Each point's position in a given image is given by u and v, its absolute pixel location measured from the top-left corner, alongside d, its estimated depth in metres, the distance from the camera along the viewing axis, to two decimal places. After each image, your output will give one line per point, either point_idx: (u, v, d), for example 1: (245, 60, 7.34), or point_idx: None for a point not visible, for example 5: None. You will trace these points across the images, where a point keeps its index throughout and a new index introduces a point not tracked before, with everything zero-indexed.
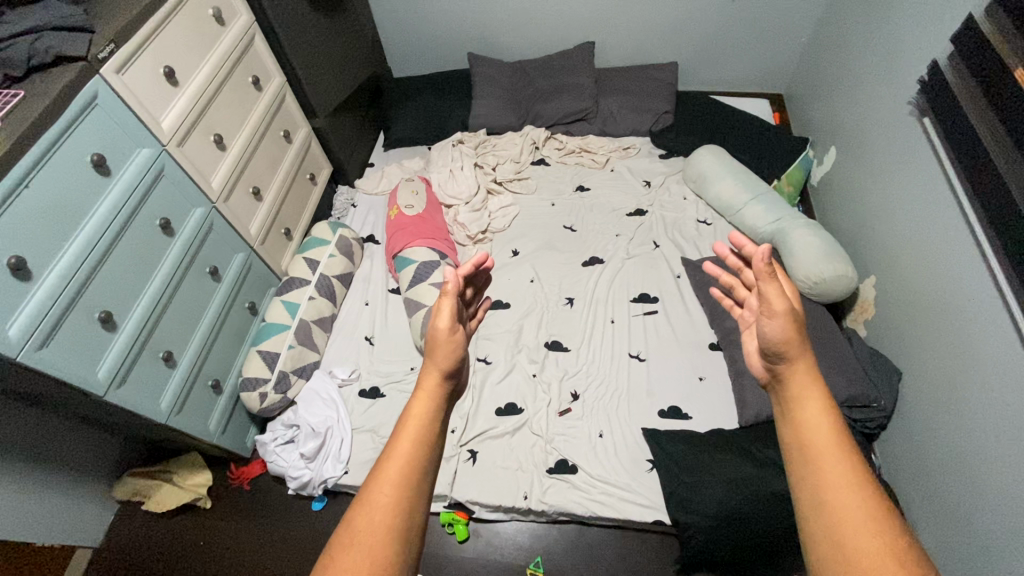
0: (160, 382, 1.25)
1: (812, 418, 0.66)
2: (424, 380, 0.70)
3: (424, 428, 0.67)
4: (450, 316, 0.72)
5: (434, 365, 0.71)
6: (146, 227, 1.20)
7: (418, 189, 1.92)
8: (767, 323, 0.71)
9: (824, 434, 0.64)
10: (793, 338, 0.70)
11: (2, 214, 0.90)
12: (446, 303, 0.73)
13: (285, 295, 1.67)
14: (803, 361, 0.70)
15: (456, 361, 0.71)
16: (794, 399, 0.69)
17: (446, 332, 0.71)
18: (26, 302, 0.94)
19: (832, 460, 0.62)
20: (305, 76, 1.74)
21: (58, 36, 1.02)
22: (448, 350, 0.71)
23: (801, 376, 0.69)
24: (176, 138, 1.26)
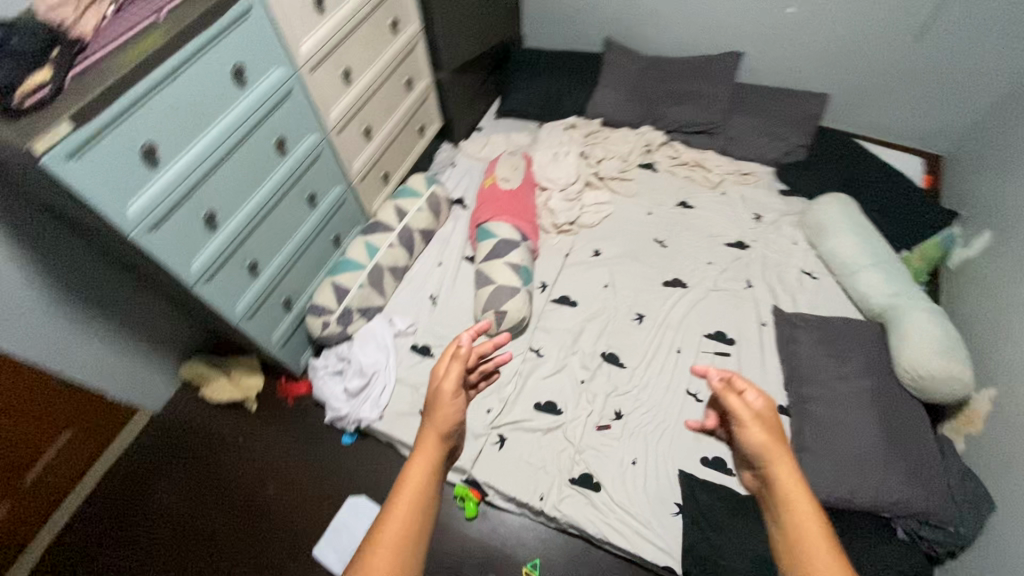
0: (241, 287, 1.33)
1: (811, 538, 0.59)
2: (424, 439, 0.72)
3: (423, 488, 0.67)
4: (457, 378, 0.76)
5: (433, 426, 0.73)
6: (264, 142, 1.26)
7: (519, 164, 1.89)
8: (746, 432, 0.69)
9: (826, 557, 0.57)
10: (774, 447, 0.67)
11: (147, 102, 0.97)
12: (454, 366, 0.77)
13: (369, 236, 1.72)
14: (792, 468, 0.65)
15: (455, 422, 0.74)
16: (785, 518, 0.62)
17: (449, 393, 0.75)
18: (148, 186, 1.02)
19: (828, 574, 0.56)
20: (441, 29, 1.73)
21: None
22: (448, 411, 0.74)
23: (789, 484, 0.64)
24: (309, 65, 1.30)
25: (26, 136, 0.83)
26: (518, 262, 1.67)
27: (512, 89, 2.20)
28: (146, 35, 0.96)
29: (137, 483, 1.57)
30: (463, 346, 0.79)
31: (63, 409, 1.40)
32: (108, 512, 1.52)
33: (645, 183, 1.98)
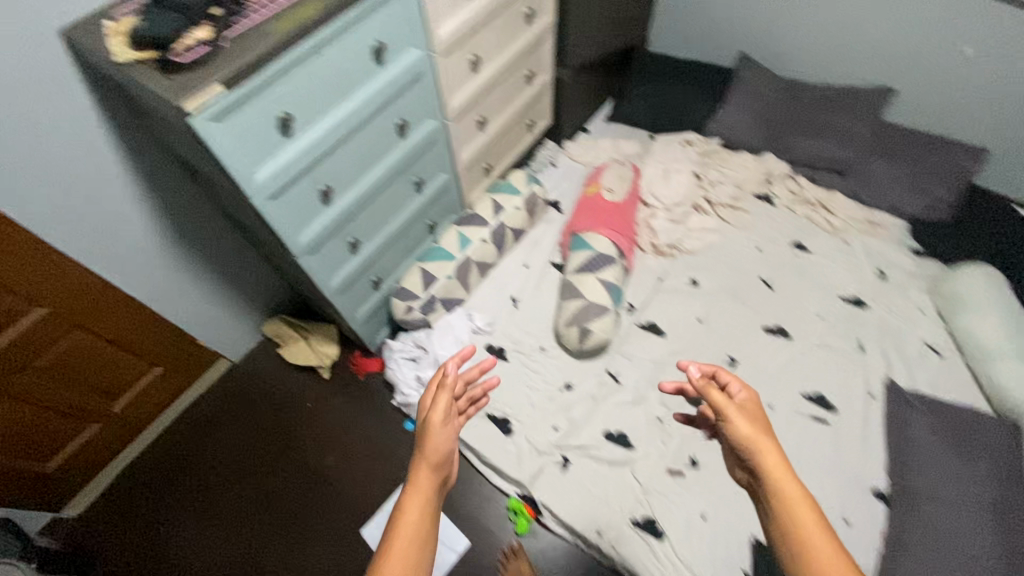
0: (339, 262, 1.33)
1: (799, 511, 0.72)
2: (417, 477, 0.83)
3: (418, 522, 0.79)
4: (444, 409, 0.88)
5: (424, 458, 0.84)
6: (388, 123, 1.23)
7: (626, 176, 1.79)
8: (733, 429, 0.81)
9: (815, 529, 0.71)
10: (756, 438, 0.79)
11: (293, 72, 0.95)
12: (443, 397, 0.89)
13: (462, 227, 1.68)
14: (775, 451, 0.78)
15: (443, 453, 0.85)
16: (776, 498, 0.74)
17: (438, 423, 0.87)
18: (278, 155, 1.02)
19: (810, 528, 0.71)
20: (575, 24, 1.64)
21: None
22: (436, 444, 0.85)
23: (774, 466, 0.76)
24: (443, 50, 1.26)
25: (181, 92, 0.83)
26: (611, 280, 1.57)
27: (628, 93, 2.07)
28: (303, 3, 0.95)
29: (209, 427, 1.64)
30: (450, 373, 0.92)
31: (157, 347, 1.46)
32: (182, 448, 1.61)
33: (759, 216, 1.82)
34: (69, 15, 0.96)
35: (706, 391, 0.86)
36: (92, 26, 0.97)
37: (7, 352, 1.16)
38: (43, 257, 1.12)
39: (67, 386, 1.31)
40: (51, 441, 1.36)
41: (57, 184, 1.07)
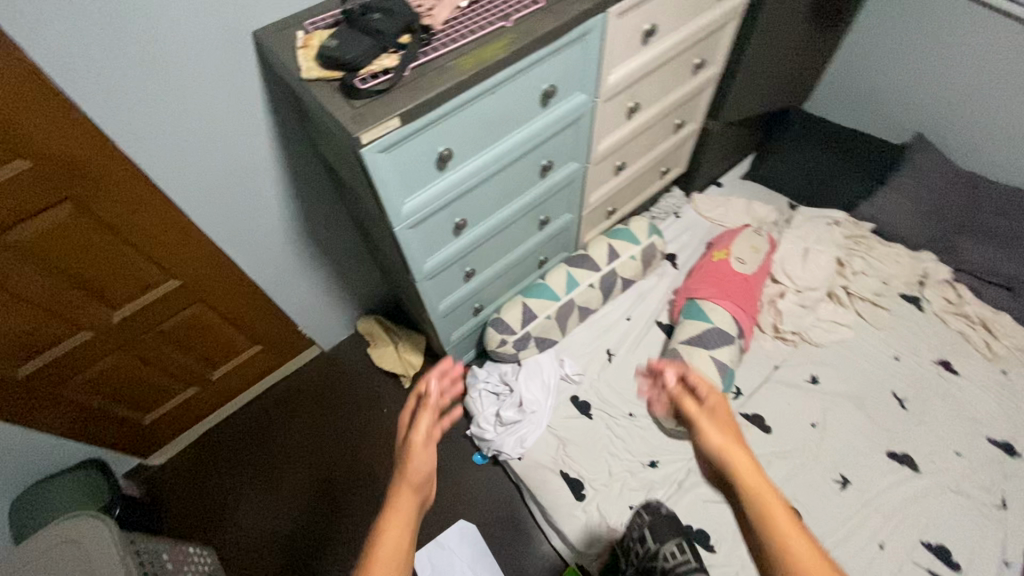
0: (450, 289, 1.31)
1: (782, 524, 0.58)
2: (397, 503, 0.68)
3: (397, 559, 0.63)
4: (427, 424, 0.74)
5: (405, 484, 0.69)
6: (534, 163, 1.18)
7: (762, 249, 1.61)
8: (701, 436, 0.69)
9: (807, 558, 0.56)
10: (729, 443, 0.66)
11: (463, 111, 0.91)
12: (427, 414, 0.75)
13: (573, 268, 1.60)
14: (746, 455, 0.66)
15: (425, 475, 0.70)
16: (752, 508, 0.61)
17: (422, 441, 0.72)
18: (427, 188, 0.99)
19: (805, 565, 0.55)
20: (742, 80, 1.49)
21: None
22: (418, 464, 0.70)
23: (741, 468, 0.64)
24: (607, 97, 1.18)
25: (358, 121, 0.81)
26: (725, 361, 1.45)
27: (772, 153, 1.89)
28: (489, 41, 0.90)
29: (286, 407, 1.68)
30: (430, 397, 0.78)
31: (262, 328, 1.50)
32: (257, 422, 1.66)
33: (903, 322, 1.61)
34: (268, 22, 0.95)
35: (678, 398, 0.76)
36: (282, 33, 0.95)
37: (138, 318, 1.21)
38: (189, 242, 1.16)
39: (179, 352, 1.37)
40: (155, 398, 1.43)
41: (217, 175, 1.09)
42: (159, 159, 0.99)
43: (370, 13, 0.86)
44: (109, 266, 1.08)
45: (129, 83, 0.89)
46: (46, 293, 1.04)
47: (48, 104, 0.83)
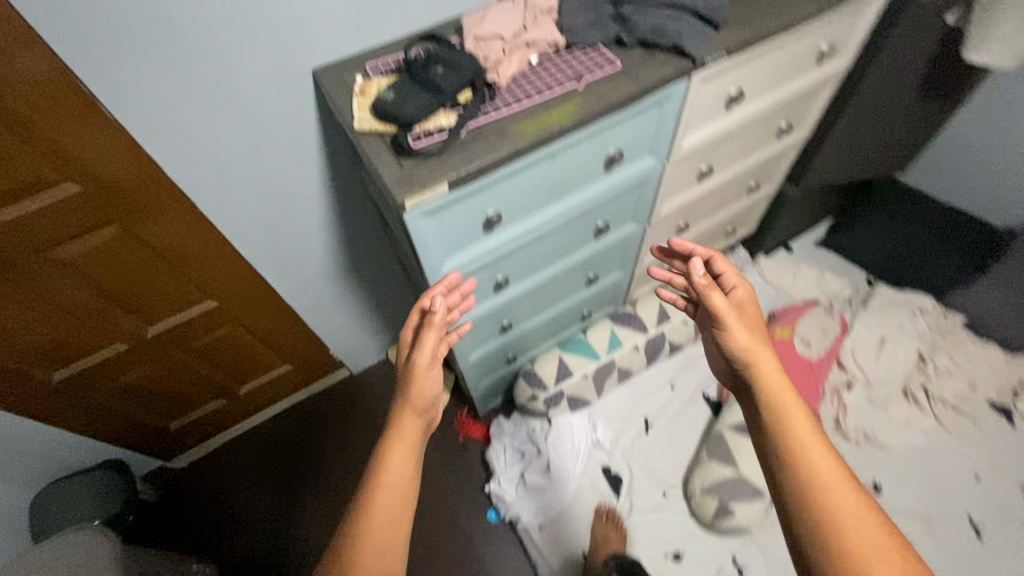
0: (484, 339, 1.23)
1: (799, 421, 0.63)
2: (400, 422, 0.72)
3: (406, 476, 0.68)
4: (431, 347, 0.76)
5: (405, 402, 0.73)
6: (589, 224, 1.09)
7: (832, 333, 1.48)
8: (729, 334, 0.72)
9: (813, 442, 0.62)
10: (755, 345, 0.70)
11: (516, 175, 0.84)
12: (429, 335, 0.77)
13: (618, 326, 1.49)
14: (767, 356, 0.70)
15: (428, 397, 0.74)
16: (773, 407, 0.65)
17: (426, 365, 0.75)
18: (469, 248, 0.92)
19: (817, 451, 0.61)
20: (831, 147, 1.34)
21: (690, 25, 0.85)
22: (425, 382, 0.75)
23: (767, 369, 0.69)
24: (677, 161, 1.08)
25: (404, 181, 0.75)
26: None
27: (853, 223, 1.72)
28: (554, 104, 0.82)
29: (308, 429, 1.64)
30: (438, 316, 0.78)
31: (294, 349, 1.48)
32: (278, 440, 1.63)
33: (995, 436, 1.40)
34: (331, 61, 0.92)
35: (706, 287, 0.75)
36: (342, 72, 0.91)
37: (172, 334, 1.20)
38: (230, 267, 1.14)
39: (210, 367, 1.37)
40: (183, 407, 1.43)
41: (264, 206, 1.06)
42: (207, 189, 0.97)
43: (433, 66, 0.81)
44: (149, 286, 1.07)
45: (185, 116, 0.86)
46: (85, 308, 1.04)
47: (102, 134, 0.82)
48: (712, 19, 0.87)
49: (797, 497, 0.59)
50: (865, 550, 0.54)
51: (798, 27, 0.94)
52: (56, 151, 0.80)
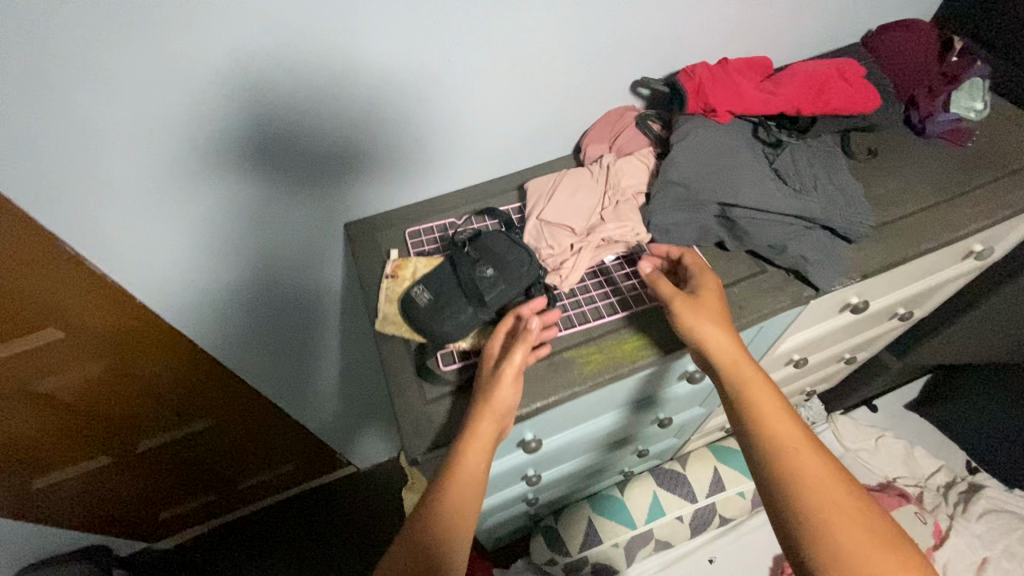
0: (504, 511, 1.05)
1: (766, 408, 0.55)
2: (479, 426, 0.55)
3: (469, 483, 0.53)
4: (520, 361, 0.57)
5: (485, 405, 0.56)
6: (648, 419, 0.90)
7: (924, 545, 1.21)
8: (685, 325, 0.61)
9: (776, 412, 0.55)
10: (707, 326, 0.59)
11: (569, 405, 0.67)
12: (519, 350, 0.57)
13: (662, 490, 1.28)
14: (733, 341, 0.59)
15: (513, 404, 0.57)
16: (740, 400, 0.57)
17: (513, 374, 0.56)
18: (499, 462, 0.75)
19: (777, 420, 0.55)
20: (957, 333, 1.10)
21: (819, 245, 0.66)
22: (508, 394, 0.56)
23: (726, 354, 0.58)
24: (768, 359, 0.88)
25: (420, 429, 0.59)
26: None
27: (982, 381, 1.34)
28: (627, 331, 0.65)
29: (300, 528, 1.49)
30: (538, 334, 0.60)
31: (299, 453, 1.35)
32: (267, 545, 1.47)
33: None
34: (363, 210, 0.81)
35: (656, 283, 0.64)
36: (371, 230, 0.79)
37: (164, 447, 1.09)
38: (233, 390, 1.02)
39: (206, 471, 1.25)
40: (174, 502, 1.32)
41: (272, 337, 0.95)
42: (208, 328, 0.85)
43: (482, 265, 0.64)
44: (142, 409, 0.97)
45: (188, 267, 0.75)
46: (68, 431, 0.93)
47: (87, 288, 0.70)
48: (849, 234, 0.68)
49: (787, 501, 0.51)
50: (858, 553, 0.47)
51: (956, 243, 0.73)
52: (26, 305, 0.68)
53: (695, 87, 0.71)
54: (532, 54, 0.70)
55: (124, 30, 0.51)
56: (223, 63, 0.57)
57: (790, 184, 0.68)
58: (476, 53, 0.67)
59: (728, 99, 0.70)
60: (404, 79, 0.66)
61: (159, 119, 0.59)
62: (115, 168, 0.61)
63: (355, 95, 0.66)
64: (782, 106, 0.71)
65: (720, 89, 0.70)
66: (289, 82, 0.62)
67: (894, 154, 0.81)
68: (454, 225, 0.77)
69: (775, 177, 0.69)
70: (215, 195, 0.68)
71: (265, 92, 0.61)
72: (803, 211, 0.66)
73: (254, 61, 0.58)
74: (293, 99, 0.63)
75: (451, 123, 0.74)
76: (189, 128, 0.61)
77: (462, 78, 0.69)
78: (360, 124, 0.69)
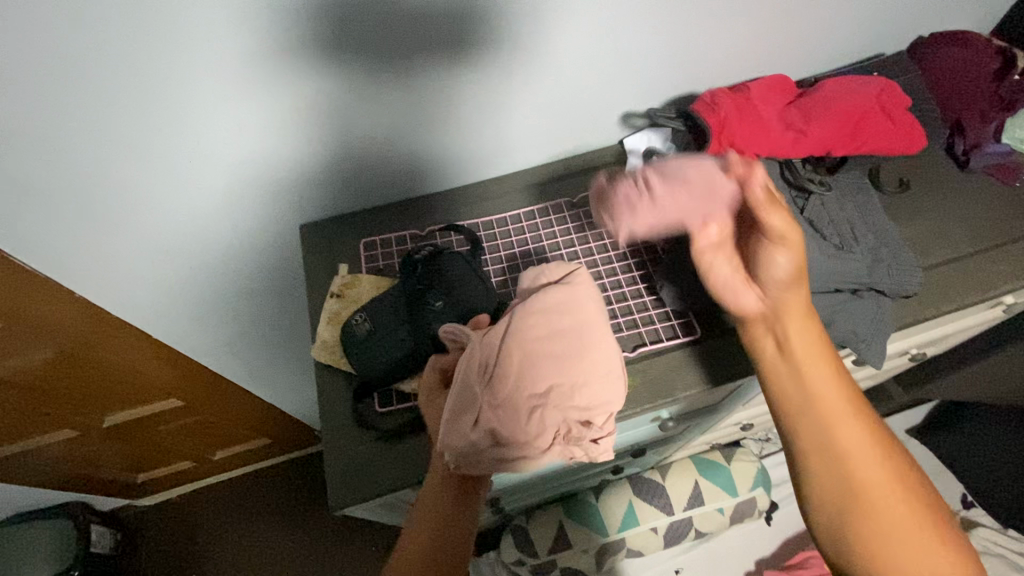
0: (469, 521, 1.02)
1: (838, 409, 0.52)
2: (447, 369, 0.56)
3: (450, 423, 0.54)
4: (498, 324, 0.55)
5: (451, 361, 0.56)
6: (619, 446, 0.85)
7: None
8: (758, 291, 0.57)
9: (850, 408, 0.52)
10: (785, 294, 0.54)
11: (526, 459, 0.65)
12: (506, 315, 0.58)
13: (637, 500, 1.25)
14: (795, 280, 0.53)
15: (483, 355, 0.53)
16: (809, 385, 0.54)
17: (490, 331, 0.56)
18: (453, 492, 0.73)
19: (852, 422, 0.51)
20: (971, 374, 1.01)
21: (858, 312, 0.59)
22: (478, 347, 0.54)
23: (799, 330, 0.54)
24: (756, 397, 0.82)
25: (348, 481, 0.56)
26: None
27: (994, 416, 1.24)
28: None
29: (274, 501, 1.48)
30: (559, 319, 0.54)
31: (274, 430, 1.33)
32: (238, 517, 1.46)
33: None
34: (328, 207, 0.76)
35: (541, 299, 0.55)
36: (338, 234, 0.76)
37: (132, 422, 1.09)
38: (197, 375, 1.00)
39: (180, 443, 1.25)
40: (149, 466, 1.33)
41: (238, 325, 0.91)
42: (165, 315, 0.83)
43: (432, 295, 0.59)
44: (103, 390, 0.95)
45: (138, 262, 0.72)
46: (27, 410, 0.92)
47: (20, 283, 0.66)
48: (895, 294, 0.60)
49: (827, 471, 0.51)
50: (901, 538, 0.48)
51: (984, 301, 0.64)
52: None
53: (720, 122, 0.61)
54: (508, 50, 0.63)
55: (39, 27, 0.47)
56: (158, 62, 0.52)
57: (828, 237, 0.60)
58: (452, 49, 0.61)
59: (753, 142, 0.61)
60: (369, 76, 0.61)
61: (80, 116, 0.54)
62: (57, 173, 0.58)
63: (309, 90, 0.60)
64: (812, 148, 0.62)
65: (750, 127, 0.61)
66: (241, 89, 0.57)
67: (928, 189, 0.71)
68: (417, 238, 0.75)
69: (811, 230, 0.59)
70: (171, 195, 0.66)
71: (220, 93, 0.57)
72: (848, 274, 0.58)
73: (197, 67, 0.54)
74: (244, 103, 0.59)
75: (425, 123, 0.69)
76: (134, 133, 0.58)
77: (430, 72, 0.63)
78: (322, 118, 0.64)
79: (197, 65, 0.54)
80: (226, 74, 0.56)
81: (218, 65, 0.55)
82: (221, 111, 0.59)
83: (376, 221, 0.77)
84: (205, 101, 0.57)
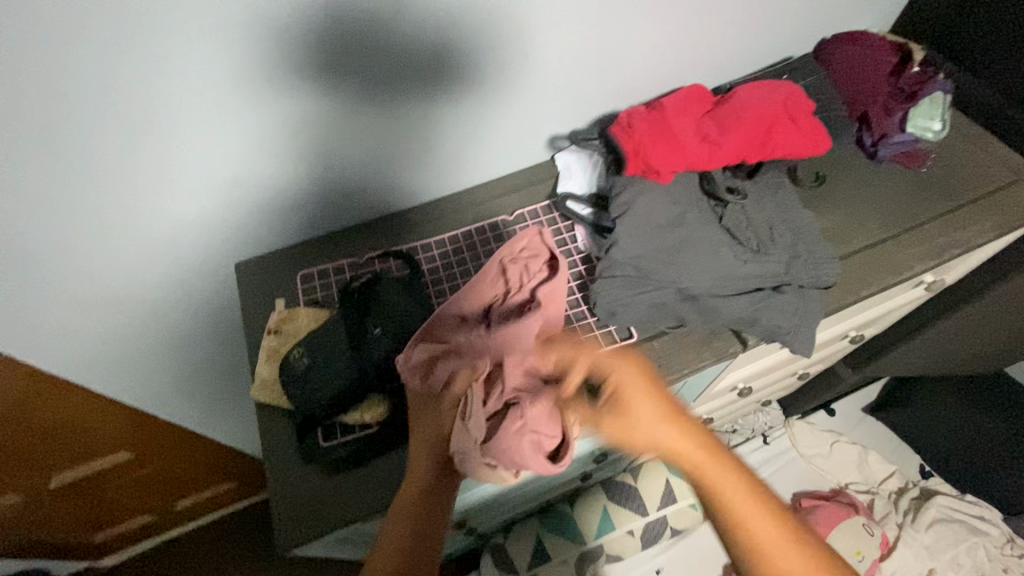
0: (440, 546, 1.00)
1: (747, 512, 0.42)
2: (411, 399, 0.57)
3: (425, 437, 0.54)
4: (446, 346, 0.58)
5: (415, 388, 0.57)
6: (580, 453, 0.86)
7: (873, 559, 1.18)
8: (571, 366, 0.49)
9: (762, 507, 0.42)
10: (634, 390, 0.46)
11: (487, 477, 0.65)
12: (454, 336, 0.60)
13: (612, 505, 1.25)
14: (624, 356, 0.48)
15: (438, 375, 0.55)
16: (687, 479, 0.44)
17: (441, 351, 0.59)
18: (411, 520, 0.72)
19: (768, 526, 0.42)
20: (910, 352, 1.06)
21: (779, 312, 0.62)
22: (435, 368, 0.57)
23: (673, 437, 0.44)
24: (707, 392, 0.84)
25: (301, 516, 0.56)
26: None
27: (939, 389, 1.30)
28: None
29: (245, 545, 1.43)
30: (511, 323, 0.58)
31: (240, 472, 1.30)
32: (208, 566, 1.41)
33: None
34: (267, 242, 0.76)
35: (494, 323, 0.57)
36: (279, 269, 0.75)
37: (82, 480, 1.04)
38: (148, 423, 0.96)
39: (139, 496, 1.20)
40: (108, 523, 1.26)
41: (185, 369, 0.88)
42: (105, 366, 0.80)
43: (370, 324, 0.59)
44: (47, 448, 0.90)
45: (74, 312, 0.69)
46: None
47: None
48: (816, 285, 0.64)
49: None
50: None
51: (902, 282, 0.68)
52: None
53: (636, 147, 0.64)
54: (433, 77, 0.65)
55: None
56: (70, 110, 0.52)
57: (746, 243, 0.62)
58: (376, 81, 0.62)
59: (668, 161, 0.63)
60: (293, 112, 0.61)
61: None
62: None
63: (233, 129, 0.60)
64: (727, 159, 0.64)
65: (663, 147, 0.63)
66: (166, 125, 0.57)
67: (842, 181, 0.75)
68: (356, 265, 0.74)
69: (728, 237, 0.63)
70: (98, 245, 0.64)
71: (138, 138, 0.57)
72: (765, 275, 0.61)
73: (121, 104, 0.53)
74: (172, 139, 0.58)
75: (357, 154, 0.69)
76: (63, 176, 0.56)
77: (357, 104, 0.63)
78: (250, 156, 0.64)
79: (125, 101, 0.53)
80: (149, 113, 0.55)
81: (143, 101, 0.54)
82: (147, 149, 0.58)
83: (316, 252, 0.77)
84: (127, 145, 0.57)
